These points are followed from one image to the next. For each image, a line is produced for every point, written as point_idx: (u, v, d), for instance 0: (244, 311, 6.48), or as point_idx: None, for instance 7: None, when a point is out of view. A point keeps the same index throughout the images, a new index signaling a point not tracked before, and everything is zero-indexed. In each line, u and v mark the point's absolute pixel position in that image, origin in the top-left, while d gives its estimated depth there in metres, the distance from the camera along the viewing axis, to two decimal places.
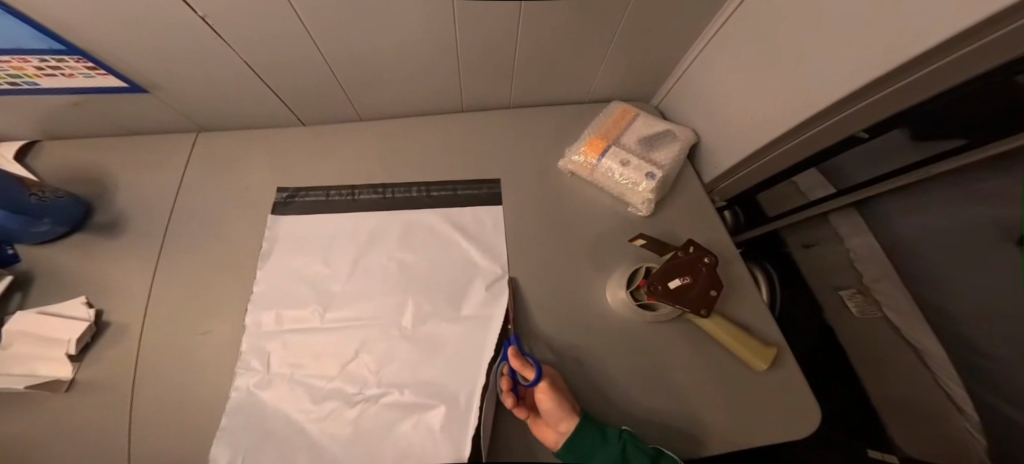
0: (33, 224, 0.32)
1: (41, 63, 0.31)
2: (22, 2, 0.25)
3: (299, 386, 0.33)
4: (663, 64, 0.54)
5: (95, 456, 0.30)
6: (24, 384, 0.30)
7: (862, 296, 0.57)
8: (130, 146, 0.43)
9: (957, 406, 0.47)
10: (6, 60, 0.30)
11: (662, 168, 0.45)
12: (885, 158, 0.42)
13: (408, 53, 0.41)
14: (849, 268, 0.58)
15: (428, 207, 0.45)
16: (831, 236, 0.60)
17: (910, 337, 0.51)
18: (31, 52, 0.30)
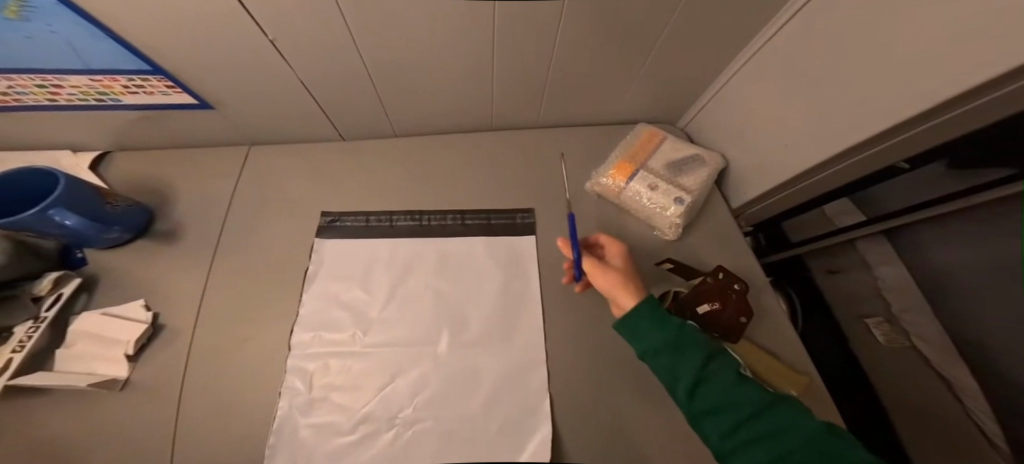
0: (105, 230, 0.35)
1: (128, 81, 0.35)
2: (124, 27, 0.29)
3: (333, 410, 0.34)
4: (691, 89, 0.56)
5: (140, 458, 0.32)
6: (86, 382, 0.31)
7: (890, 325, 0.55)
8: (186, 157, 0.46)
9: (985, 435, 0.42)
10: (100, 79, 0.34)
11: (691, 193, 0.46)
12: (917, 191, 0.42)
13: (448, 73, 0.44)
14: (876, 295, 0.56)
15: (464, 235, 0.46)
16: (858, 264, 0.58)
17: (935, 364, 0.47)
18: (122, 72, 0.33)
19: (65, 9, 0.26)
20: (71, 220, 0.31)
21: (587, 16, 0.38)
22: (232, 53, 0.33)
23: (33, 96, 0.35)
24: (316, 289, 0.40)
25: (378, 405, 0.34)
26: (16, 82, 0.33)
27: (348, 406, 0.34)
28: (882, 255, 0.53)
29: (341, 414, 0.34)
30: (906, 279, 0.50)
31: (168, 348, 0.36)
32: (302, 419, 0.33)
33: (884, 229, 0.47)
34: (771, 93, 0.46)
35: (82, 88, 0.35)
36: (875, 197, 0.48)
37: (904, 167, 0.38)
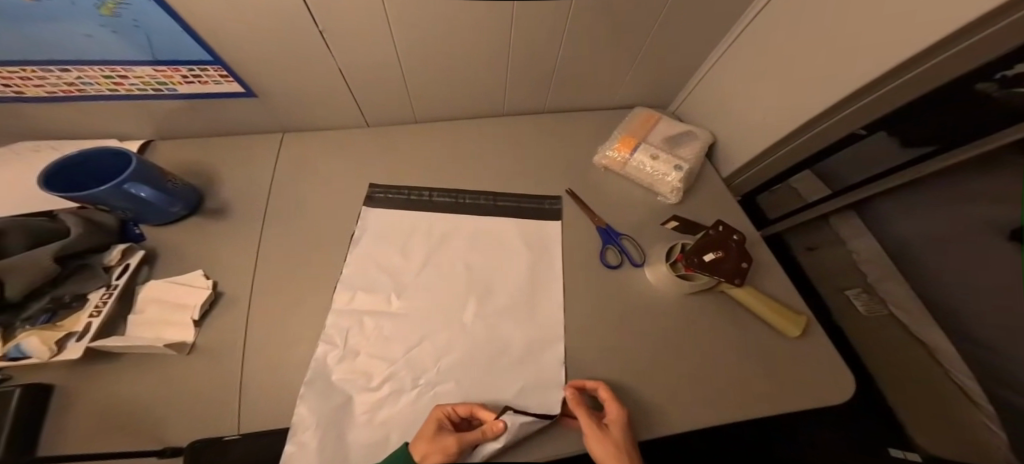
0: (171, 205, 0.39)
1: (188, 72, 0.41)
2: (201, 21, 0.35)
3: (364, 368, 0.37)
4: (677, 76, 0.63)
5: (208, 414, 0.33)
6: (162, 343, 0.34)
7: (868, 295, 0.62)
8: (226, 145, 0.51)
9: (973, 400, 0.49)
10: (164, 69, 0.40)
11: (687, 162, 0.52)
12: (873, 163, 0.50)
13: (469, 61, 0.49)
14: (854, 270, 0.64)
15: (497, 214, 0.50)
16: (832, 237, 0.67)
17: (907, 323, 0.56)
18: (184, 63, 0.40)
19: (155, 7, 0.32)
20: (144, 192, 0.35)
21: (597, 9, 0.44)
22: (281, 32, 0.38)
23: (97, 86, 0.40)
24: (359, 252, 0.44)
25: (400, 367, 0.37)
26: (87, 73, 0.39)
27: (371, 369, 0.36)
28: (852, 228, 0.61)
29: (372, 369, 0.37)
30: (876, 248, 0.58)
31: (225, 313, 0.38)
32: (332, 368, 0.36)
33: (848, 202, 0.54)
34: (751, 74, 0.53)
35: (144, 78, 0.41)
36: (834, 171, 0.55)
37: (863, 133, 0.44)
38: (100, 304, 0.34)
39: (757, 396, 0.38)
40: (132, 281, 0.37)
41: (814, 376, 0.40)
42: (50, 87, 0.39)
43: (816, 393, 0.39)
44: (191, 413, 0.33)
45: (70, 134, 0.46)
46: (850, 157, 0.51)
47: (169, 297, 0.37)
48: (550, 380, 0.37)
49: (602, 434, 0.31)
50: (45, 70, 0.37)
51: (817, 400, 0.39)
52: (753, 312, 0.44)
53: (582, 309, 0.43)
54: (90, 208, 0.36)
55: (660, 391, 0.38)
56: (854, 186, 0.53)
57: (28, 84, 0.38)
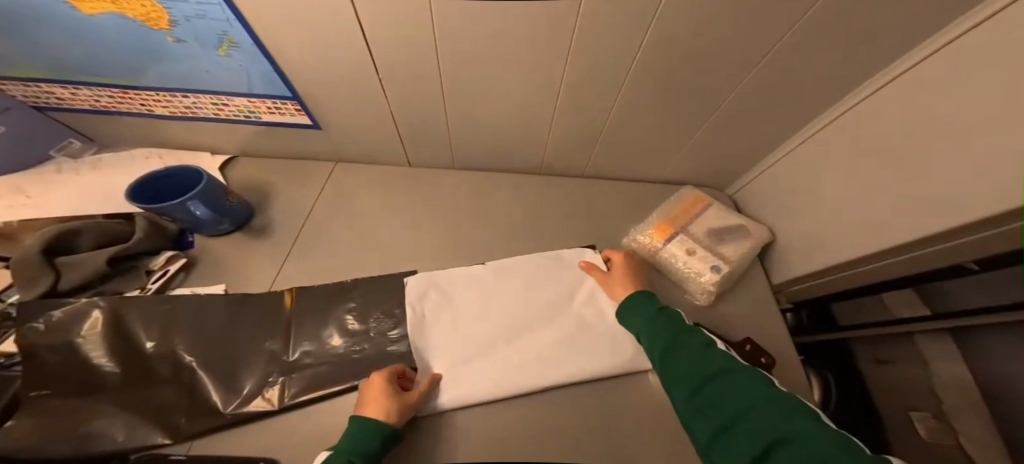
0: (217, 222, 0.44)
1: (272, 104, 0.48)
2: (286, 61, 0.40)
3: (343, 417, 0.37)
4: (735, 155, 0.59)
5: (151, 432, 0.34)
6: (153, 345, 0.37)
7: (935, 422, 0.48)
8: (287, 168, 0.57)
9: None
10: (255, 101, 0.47)
11: (729, 263, 0.47)
12: (994, 293, 0.36)
13: (512, 118, 0.50)
14: (927, 394, 0.48)
15: (526, 257, 0.50)
16: (908, 365, 0.52)
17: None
18: (271, 97, 0.46)
19: (256, 50, 0.39)
20: (200, 211, 0.41)
21: (649, 77, 0.43)
22: (348, 76, 0.43)
23: (205, 110, 0.49)
24: (363, 289, 0.45)
25: None
26: (200, 99, 0.47)
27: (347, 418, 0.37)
28: (938, 357, 0.46)
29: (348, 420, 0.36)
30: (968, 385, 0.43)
31: (226, 317, 0.40)
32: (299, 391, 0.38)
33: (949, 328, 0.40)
34: (829, 173, 0.47)
35: (239, 107, 0.48)
36: (934, 295, 0.43)
37: (982, 265, 0.32)
38: (111, 299, 0.38)
39: None
40: (164, 286, 0.42)
41: None
42: (172, 108, 0.49)
43: None
44: (127, 429, 0.33)
45: (174, 145, 0.56)
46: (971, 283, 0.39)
47: (180, 301, 0.40)
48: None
49: (605, 276, 0.47)
50: (172, 96, 0.47)
51: None
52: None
53: (565, 399, 0.39)
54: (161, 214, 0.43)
55: None
56: (965, 313, 0.39)
57: (158, 104, 0.48)
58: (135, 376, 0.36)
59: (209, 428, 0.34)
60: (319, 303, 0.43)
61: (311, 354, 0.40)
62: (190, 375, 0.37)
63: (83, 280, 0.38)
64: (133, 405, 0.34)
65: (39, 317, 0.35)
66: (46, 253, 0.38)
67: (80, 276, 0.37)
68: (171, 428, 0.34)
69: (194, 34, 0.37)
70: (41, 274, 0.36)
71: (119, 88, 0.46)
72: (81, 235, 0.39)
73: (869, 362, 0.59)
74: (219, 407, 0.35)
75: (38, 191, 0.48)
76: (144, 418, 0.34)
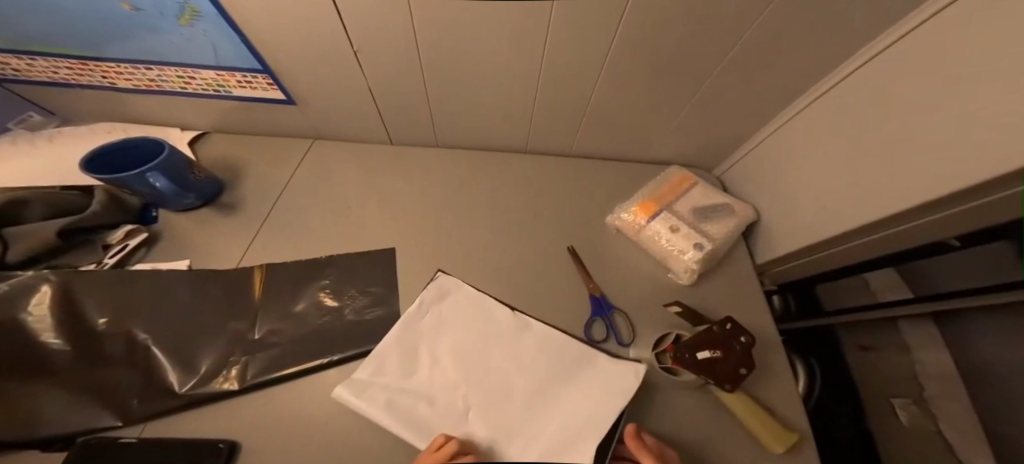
0: (182, 196, 0.42)
1: (243, 78, 0.45)
2: (254, 33, 0.38)
3: (315, 393, 0.36)
4: (722, 135, 0.58)
5: (102, 412, 0.32)
6: (105, 323, 0.36)
7: (917, 408, 0.50)
8: (262, 144, 0.55)
9: None
10: (223, 74, 0.45)
11: (712, 241, 0.46)
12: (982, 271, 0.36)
13: (494, 96, 0.49)
14: (912, 381, 0.50)
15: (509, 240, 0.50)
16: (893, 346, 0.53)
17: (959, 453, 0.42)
18: (241, 70, 0.44)
19: (221, 20, 0.37)
20: (160, 183, 0.39)
21: (636, 53, 0.42)
22: (320, 50, 0.41)
23: (171, 84, 0.47)
24: (338, 267, 0.44)
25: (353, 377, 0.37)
26: (166, 72, 0.45)
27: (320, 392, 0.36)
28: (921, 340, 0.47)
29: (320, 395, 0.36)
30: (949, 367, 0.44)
31: (192, 296, 0.39)
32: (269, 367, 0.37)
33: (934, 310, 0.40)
34: (815, 153, 0.46)
35: (208, 81, 0.46)
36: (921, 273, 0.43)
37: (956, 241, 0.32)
38: (65, 273, 0.36)
39: None
40: (124, 261, 0.40)
41: None
42: (136, 80, 0.46)
43: None
44: (75, 409, 0.32)
45: (139, 119, 0.53)
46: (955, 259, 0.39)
47: (141, 278, 0.38)
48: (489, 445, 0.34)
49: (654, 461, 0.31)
50: (135, 68, 0.44)
51: None
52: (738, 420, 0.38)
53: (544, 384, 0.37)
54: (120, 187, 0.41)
55: None
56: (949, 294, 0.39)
57: (120, 76, 0.46)
58: (87, 355, 0.34)
59: (163, 409, 0.33)
60: (291, 280, 0.42)
61: (282, 332, 0.39)
62: (145, 355, 0.35)
63: (32, 252, 0.36)
64: (83, 386, 0.33)
65: None
66: None
67: (29, 247, 0.35)
68: (122, 410, 0.33)
69: (154, 4, 0.35)
70: None
71: (78, 59, 0.43)
72: (30, 206, 0.37)
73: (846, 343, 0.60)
74: (175, 388, 0.34)
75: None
76: (94, 398, 0.33)
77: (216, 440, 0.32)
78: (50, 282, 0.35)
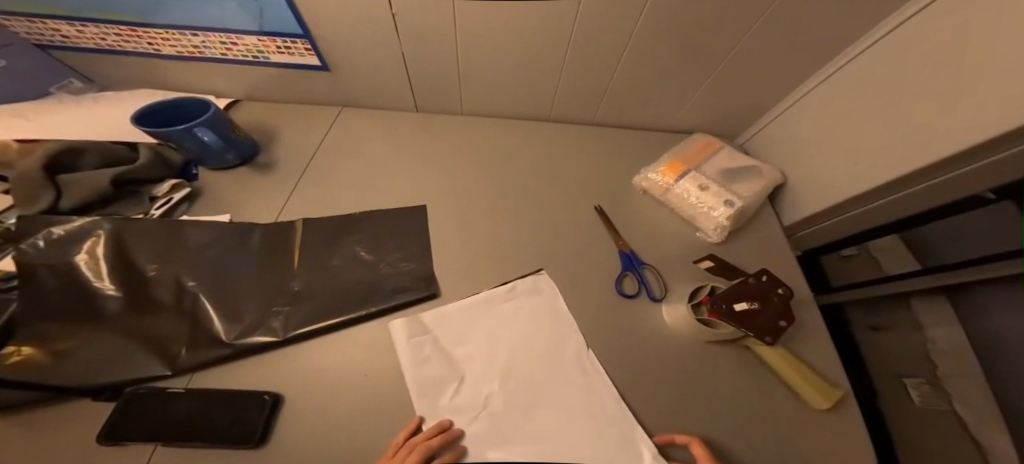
0: (224, 152, 0.44)
1: (282, 43, 0.46)
2: None
3: (358, 339, 0.37)
4: (750, 103, 0.57)
5: (151, 356, 0.32)
6: (154, 271, 0.36)
7: (931, 388, 0.49)
8: (294, 111, 0.57)
9: None
10: (264, 39, 0.46)
11: (743, 199, 0.46)
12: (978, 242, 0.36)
13: (526, 63, 0.49)
14: (924, 360, 0.50)
15: (539, 203, 0.51)
16: (907, 321, 0.53)
17: (975, 430, 0.42)
18: (282, 35, 0.45)
19: None
20: (208, 137, 0.40)
21: (675, 16, 0.41)
22: (360, 15, 0.41)
23: (213, 50, 0.47)
24: (375, 223, 0.45)
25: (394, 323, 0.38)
26: (209, 38, 0.46)
27: (363, 334, 0.37)
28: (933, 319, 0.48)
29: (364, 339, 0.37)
30: (961, 342, 0.44)
31: (235, 248, 0.40)
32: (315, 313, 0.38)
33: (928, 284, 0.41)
34: (851, 114, 0.46)
35: (249, 47, 0.47)
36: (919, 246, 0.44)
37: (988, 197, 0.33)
38: (116, 222, 0.37)
39: (755, 447, 0.34)
40: (168, 213, 0.41)
41: (823, 442, 0.35)
42: (180, 47, 0.47)
43: (824, 454, 0.34)
44: (125, 351, 0.32)
45: (175, 85, 0.54)
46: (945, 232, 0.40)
47: (186, 229, 0.39)
48: (526, 403, 0.34)
49: None
50: (181, 34, 0.45)
51: (824, 457, 0.34)
52: (775, 372, 0.39)
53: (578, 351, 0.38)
54: (164, 145, 0.42)
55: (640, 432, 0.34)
56: (944, 267, 0.40)
57: (165, 43, 0.47)
58: (135, 303, 0.34)
59: (213, 358, 0.33)
60: (330, 234, 0.43)
61: (320, 285, 0.39)
62: (193, 303, 0.36)
63: (86, 200, 0.37)
64: (131, 330, 0.33)
65: (38, 233, 0.34)
66: (48, 169, 0.37)
67: (84, 195, 0.37)
68: (171, 358, 0.33)
69: None
70: (41, 191, 0.36)
71: (128, 25, 0.44)
72: (85, 156, 0.39)
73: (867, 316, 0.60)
74: (223, 337, 0.34)
75: (36, 119, 0.48)
76: (144, 341, 0.33)
77: (262, 391, 0.32)
78: (103, 229, 0.36)
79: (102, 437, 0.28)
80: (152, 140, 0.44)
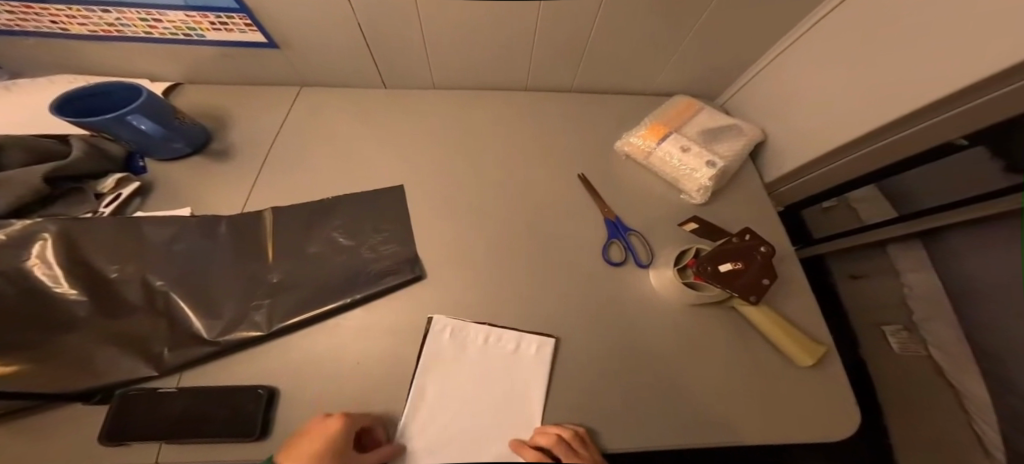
0: (170, 141, 0.40)
1: (216, 19, 0.41)
2: None
3: (343, 328, 0.36)
4: (729, 61, 0.56)
5: (122, 360, 0.30)
6: (116, 271, 0.33)
7: (908, 334, 0.53)
8: (247, 93, 0.52)
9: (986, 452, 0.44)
10: (194, 15, 0.40)
11: (723, 159, 0.46)
12: (970, 183, 0.39)
13: (495, 30, 0.45)
14: (900, 306, 0.53)
15: (520, 176, 0.49)
16: (886, 269, 0.55)
17: (949, 373, 0.47)
18: (212, 10, 0.40)
19: None
20: (146, 124, 0.36)
21: None
22: None
23: (134, 28, 0.42)
24: (347, 208, 0.42)
25: (379, 308, 0.37)
26: (126, 15, 0.40)
27: (347, 322, 0.36)
28: (912, 264, 0.50)
29: (349, 327, 0.36)
30: (934, 286, 0.47)
31: (199, 242, 0.37)
32: None
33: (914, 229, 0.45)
34: (829, 68, 0.45)
35: (177, 23, 0.42)
36: (910, 189, 0.46)
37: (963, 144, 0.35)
38: (63, 221, 0.33)
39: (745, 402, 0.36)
40: (118, 210, 0.38)
41: (804, 386, 0.37)
42: (92, 26, 0.41)
43: (806, 399, 0.36)
44: (97, 357, 0.30)
45: (102, 69, 0.49)
46: (942, 172, 0.41)
47: (144, 225, 0.36)
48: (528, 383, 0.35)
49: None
50: (88, 10, 0.39)
51: (805, 400, 0.36)
52: (760, 331, 0.40)
53: (592, 340, 0.38)
54: (99, 135, 0.38)
55: (634, 391, 0.35)
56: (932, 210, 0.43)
57: (73, 21, 0.41)
58: (103, 305, 0.32)
59: (195, 357, 0.31)
60: (300, 221, 0.40)
61: (295, 275, 0.37)
62: (164, 301, 0.33)
63: (23, 200, 0.33)
64: (109, 334, 0.31)
65: None
66: None
67: (20, 193, 0.32)
68: (154, 359, 0.31)
69: None
70: None
71: (20, 1, 0.38)
72: (8, 152, 0.34)
73: (846, 266, 0.62)
74: (203, 335, 0.32)
75: None
76: (117, 344, 0.31)
77: (253, 385, 0.31)
78: (51, 230, 0.32)
79: (102, 438, 0.27)
80: (84, 131, 0.40)
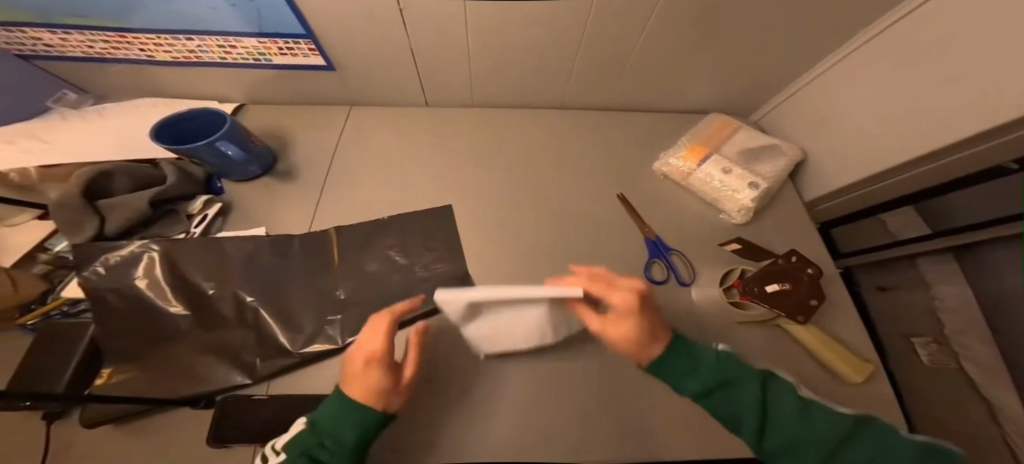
0: (247, 164, 0.43)
1: (284, 44, 0.44)
2: None
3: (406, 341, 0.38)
4: (767, 79, 0.56)
5: (219, 369, 0.33)
6: (215, 289, 0.36)
7: (936, 346, 0.50)
8: (303, 113, 0.55)
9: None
10: (265, 41, 0.43)
11: (766, 180, 0.47)
12: (1002, 203, 0.37)
13: (539, 52, 0.47)
14: (930, 317, 0.50)
15: (563, 193, 0.51)
16: (913, 279, 0.53)
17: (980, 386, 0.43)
18: (282, 35, 0.43)
19: None
20: (231, 150, 0.39)
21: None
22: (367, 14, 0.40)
23: (211, 54, 0.45)
24: (402, 225, 0.45)
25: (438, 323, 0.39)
26: (205, 42, 0.43)
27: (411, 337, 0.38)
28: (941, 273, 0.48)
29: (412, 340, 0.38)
30: (968, 297, 0.45)
31: (272, 258, 0.39)
32: None
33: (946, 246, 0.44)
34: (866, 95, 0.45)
35: (249, 49, 0.45)
36: (949, 209, 0.45)
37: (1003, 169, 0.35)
38: (164, 241, 0.36)
39: None
40: (206, 230, 0.41)
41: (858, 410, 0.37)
42: (175, 53, 0.45)
43: None
44: (201, 365, 0.33)
45: (179, 93, 0.52)
46: None
47: (225, 242, 0.39)
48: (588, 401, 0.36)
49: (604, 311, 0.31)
50: (175, 39, 0.43)
51: None
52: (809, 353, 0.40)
53: None
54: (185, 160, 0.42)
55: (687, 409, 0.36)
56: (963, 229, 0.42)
57: (158, 48, 0.44)
58: (202, 320, 0.35)
59: (282, 368, 0.34)
60: (361, 239, 0.43)
61: (361, 291, 0.39)
62: (253, 315, 0.36)
63: (129, 223, 0.37)
64: (210, 345, 0.34)
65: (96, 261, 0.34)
66: (87, 195, 0.36)
67: (128, 217, 0.36)
68: (247, 368, 0.34)
69: None
70: (85, 218, 0.35)
71: (116, 31, 0.42)
72: (117, 180, 0.38)
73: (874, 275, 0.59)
74: (288, 347, 0.35)
75: (53, 141, 0.46)
76: (217, 354, 0.34)
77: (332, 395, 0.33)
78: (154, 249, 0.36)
79: (211, 440, 0.30)
80: (170, 156, 0.44)
